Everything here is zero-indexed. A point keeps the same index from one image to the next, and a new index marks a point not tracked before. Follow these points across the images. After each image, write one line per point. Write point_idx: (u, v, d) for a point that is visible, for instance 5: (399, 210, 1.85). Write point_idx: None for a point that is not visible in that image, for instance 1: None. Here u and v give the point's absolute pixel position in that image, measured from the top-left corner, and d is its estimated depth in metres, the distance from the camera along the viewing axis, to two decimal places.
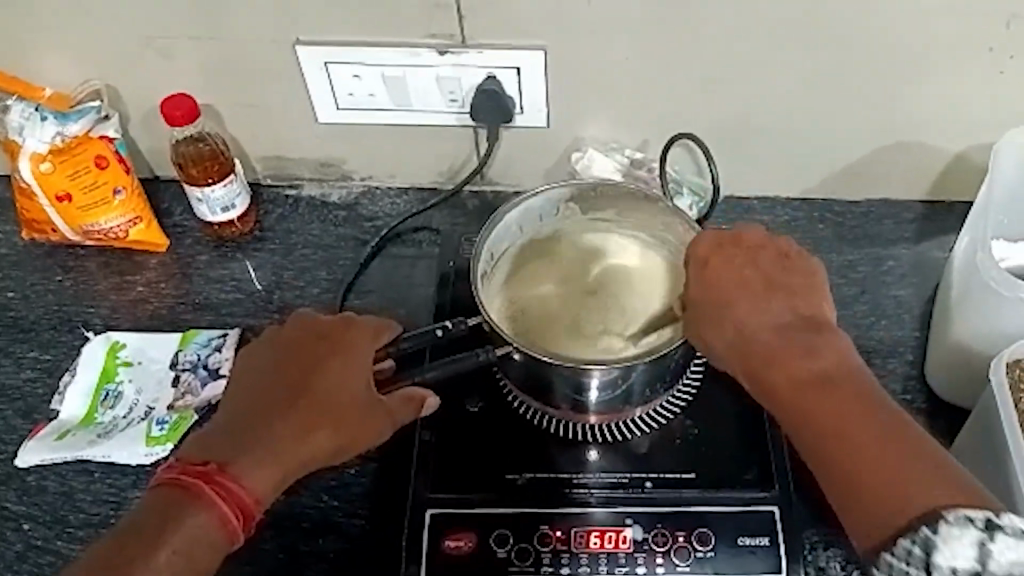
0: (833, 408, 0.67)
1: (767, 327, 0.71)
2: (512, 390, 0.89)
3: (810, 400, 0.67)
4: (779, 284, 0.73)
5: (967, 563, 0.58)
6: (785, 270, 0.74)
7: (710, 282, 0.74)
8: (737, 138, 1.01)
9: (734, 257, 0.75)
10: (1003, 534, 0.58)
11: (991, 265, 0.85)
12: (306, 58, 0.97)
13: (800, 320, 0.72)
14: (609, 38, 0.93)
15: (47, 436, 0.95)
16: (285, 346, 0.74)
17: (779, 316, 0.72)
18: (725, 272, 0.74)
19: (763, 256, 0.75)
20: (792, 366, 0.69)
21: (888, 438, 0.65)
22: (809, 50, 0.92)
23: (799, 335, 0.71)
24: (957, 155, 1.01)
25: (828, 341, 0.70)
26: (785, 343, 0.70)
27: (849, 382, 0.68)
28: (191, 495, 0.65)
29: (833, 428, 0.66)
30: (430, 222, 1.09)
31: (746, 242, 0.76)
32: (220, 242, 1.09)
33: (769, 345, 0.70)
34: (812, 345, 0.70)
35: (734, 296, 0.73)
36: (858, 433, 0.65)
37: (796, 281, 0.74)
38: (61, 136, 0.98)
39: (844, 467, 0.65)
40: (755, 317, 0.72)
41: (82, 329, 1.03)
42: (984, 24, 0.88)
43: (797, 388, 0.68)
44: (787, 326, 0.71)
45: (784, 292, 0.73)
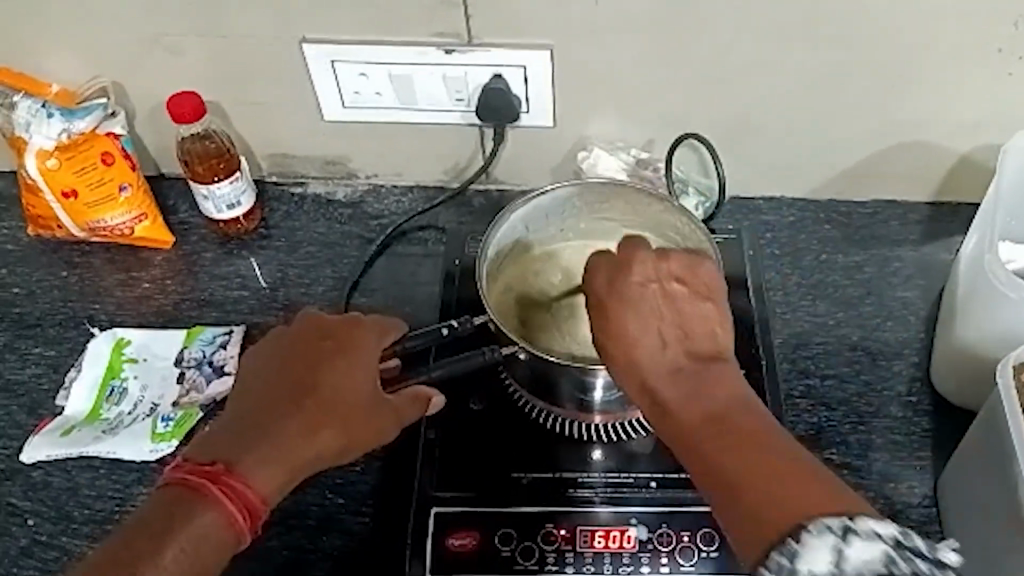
0: (723, 443, 0.63)
1: (664, 363, 0.67)
2: (518, 390, 0.90)
3: (700, 437, 0.64)
4: (676, 311, 0.69)
5: (825, 566, 0.56)
6: (685, 295, 0.70)
7: (609, 319, 0.70)
8: (742, 138, 1.01)
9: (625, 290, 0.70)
10: (857, 537, 0.56)
11: (997, 267, 0.85)
12: (312, 56, 0.97)
13: (697, 350, 0.68)
14: (615, 37, 0.93)
15: (52, 432, 0.96)
16: (292, 344, 0.74)
17: (675, 350, 0.67)
18: (623, 303, 0.70)
19: (657, 279, 0.70)
20: (685, 403, 0.65)
21: (772, 466, 0.61)
22: (816, 50, 0.92)
23: (694, 374, 0.66)
24: (963, 156, 1.00)
25: (722, 374, 0.66)
26: (680, 385, 0.66)
27: (740, 414, 0.64)
28: (197, 495, 0.65)
29: (721, 463, 0.62)
30: (435, 221, 1.09)
31: (642, 265, 0.71)
32: (225, 239, 1.09)
33: (665, 386, 0.66)
34: (706, 379, 0.66)
35: (632, 330, 0.68)
36: (743, 467, 0.61)
37: (694, 305, 0.69)
38: (67, 133, 0.98)
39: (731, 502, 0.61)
40: (653, 354, 0.67)
41: (87, 325, 1.03)
42: (991, 24, 0.88)
43: (692, 430, 0.64)
44: (682, 365, 0.67)
45: (680, 321, 0.68)
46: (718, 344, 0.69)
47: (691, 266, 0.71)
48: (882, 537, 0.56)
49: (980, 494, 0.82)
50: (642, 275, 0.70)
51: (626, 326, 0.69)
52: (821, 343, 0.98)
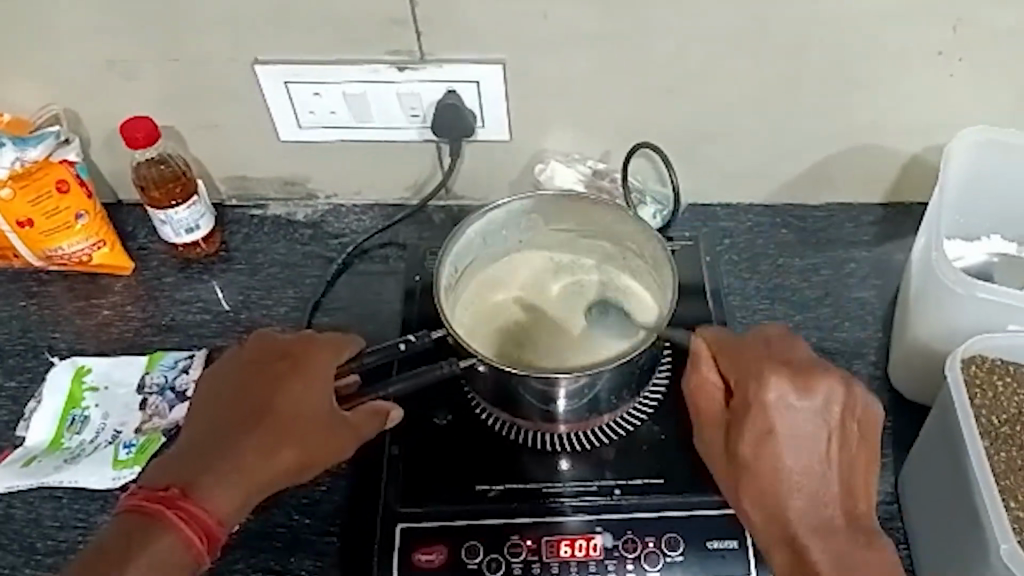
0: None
1: (821, 514, 0.72)
2: (479, 402, 0.89)
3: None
4: (841, 453, 0.73)
5: None
6: (849, 442, 0.73)
7: (772, 441, 0.72)
8: (696, 146, 1.02)
9: (793, 430, 0.72)
10: None
11: (944, 265, 0.87)
12: (265, 77, 0.97)
13: (850, 505, 0.73)
14: (566, 50, 0.94)
15: (12, 463, 0.95)
16: (251, 360, 0.74)
17: (834, 500, 0.72)
18: (787, 431, 0.72)
19: (829, 414, 0.73)
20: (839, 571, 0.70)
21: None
22: (764, 57, 0.94)
23: (847, 544, 0.71)
24: (911, 157, 1.03)
25: (872, 549, 0.71)
26: (834, 557, 0.70)
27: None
28: (152, 521, 0.65)
29: None
30: (396, 238, 1.09)
31: (813, 406, 0.72)
32: (185, 263, 1.09)
33: (820, 542, 0.71)
34: (868, 548, 0.71)
35: (792, 460, 0.72)
36: None
37: (860, 436, 0.74)
38: (21, 161, 0.97)
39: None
40: (808, 497, 0.72)
41: (47, 355, 1.03)
42: (931, 28, 0.91)
43: None
44: (833, 531, 0.71)
45: (842, 472, 0.73)
46: (870, 490, 0.73)
47: (858, 406, 0.74)
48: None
49: (935, 487, 0.84)
50: (816, 404, 0.72)
51: (789, 458, 0.72)
52: None
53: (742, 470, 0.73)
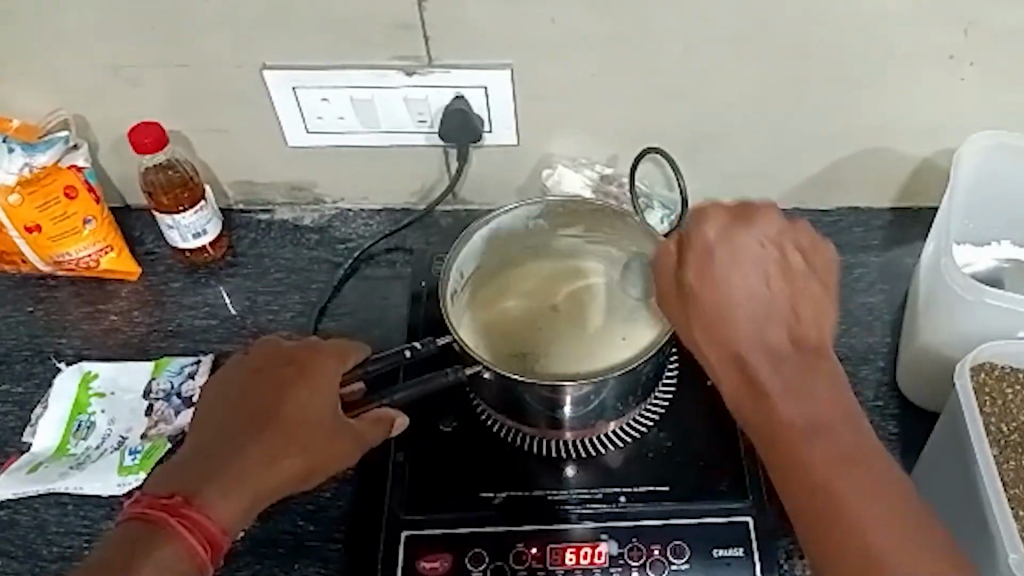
0: (828, 459, 0.64)
1: (770, 347, 0.67)
2: (485, 408, 0.89)
3: (803, 441, 0.64)
4: (789, 286, 0.68)
5: None
6: (798, 272, 0.69)
7: (713, 269, 0.69)
8: (704, 150, 1.02)
9: (735, 260, 0.69)
10: None
11: (952, 269, 0.86)
12: (272, 82, 0.97)
13: (803, 336, 0.68)
14: (575, 54, 0.94)
15: (18, 469, 0.95)
16: (255, 367, 0.74)
17: (783, 331, 0.67)
18: (728, 267, 0.69)
19: (771, 248, 0.69)
20: (795, 408, 0.65)
21: (875, 493, 0.63)
22: (772, 61, 0.93)
23: (795, 371, 0.66)
24: (921, 161, 1.02)
25: (823, 376, 0.66)
26: (780, 381, 0.66)
27: (845, 424, 0.65)
28: (156, 528, 0.65)
29: (829, 485, 0.63)
30: (403, 243, 1.09)
31: (756, 235, 0.69)
32: (192, 268, 1.09)
33: (773, 376, 0.66)
34: (820, 377, 0.66)
35: (734, 286, 0.68)
36: (848, 490, 0.63)
37: (810, 268, 0.69)
38: (29, 167, 0.98)
39: (832, 520, 0.62)
40: (757, 330, 0.67)
41: (54, 360, 1.03)
42: (942, 32, 0.90)
43: (797, 439, 0.64)
44: (781, 359, 0.67)
45: (792, 302, 0.68)
46: (825, 323, 0.68)
47: (802, 241, 0.70)
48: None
49: (943, 493, 0.83)
50: (759, 236, 0.69)
51: (738, 293, 0.68)
52: None
53: (693, 313, 0.70)
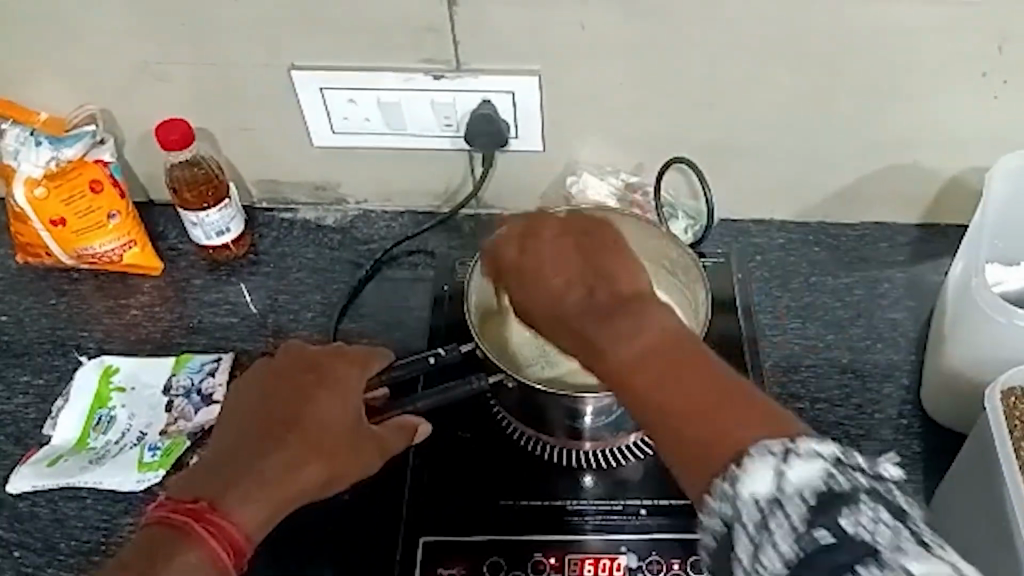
0: (664, 385, 0.62)
1: (586, 300, 0.67)
2: (507, 417, 0.89)
3: (633, 373, 0.63)
4: (583, 250, 0.70)
5: (767, 489, 0.55)
6: (591, 246, 0.71)
7: (527, 278, 0.71)
8: (731, 161, 1.01)
9: (536, 253, 0.71)
10: (797, 457, 0.55)
11: (981, 287, 0.85)
12: (300, 81, 0.97)
13: (617, 282, 0.68)
14: (603, 63, 0.93)
15: (38, 462, 0.95)
16: (276, 374, 0.74)
17: (592, 283, 0.68)
18: (537, 257, 0.71)
19: (563, 228, 0.73)
20: (624, 348, 0.64)
21: (701, 393, 0.61)
22: (795, 72, 0.92)
23: (618, 315, 0.65)
24: (950, 178, 1.01)
25: (648, 311, 0.65)
26: (603, 329, 0.65)
27: (674, 344, 0.63)
28: (181, 534, 0.65)
29: (659, 398, 0.61)
30: (425, 245, 1.09)
31: (549, 229, 0.73)
32: (215, 265, 1.09)
33: (597, 326, 0.65)
34: (638, 315, 0.65)
35: (548, 276, 0.70)
36: (672, 396, 0.61)
37: (604, 240, 0.71)
38: (55, 160, 0.99)
39: (681, 438, 0.60)
40: (571, 300, 0.68)
41: (75, 353, 1.03)
42: (976, 49, 0.89)
43: (629, 371, 0.63)
44: (603, 310, 0.66)
45: (592, 258, 0.70)
46: (632, 277, 0.68)
47: (585, 225, 0.73)
48: (821, 456, 0.55)
49: (968, 518, 0.82)
50: (551, 238, 0.72)
51: (546, 274, 0.70)
52: (811, 365, 0.98)
53: (528, 310, 0.71)
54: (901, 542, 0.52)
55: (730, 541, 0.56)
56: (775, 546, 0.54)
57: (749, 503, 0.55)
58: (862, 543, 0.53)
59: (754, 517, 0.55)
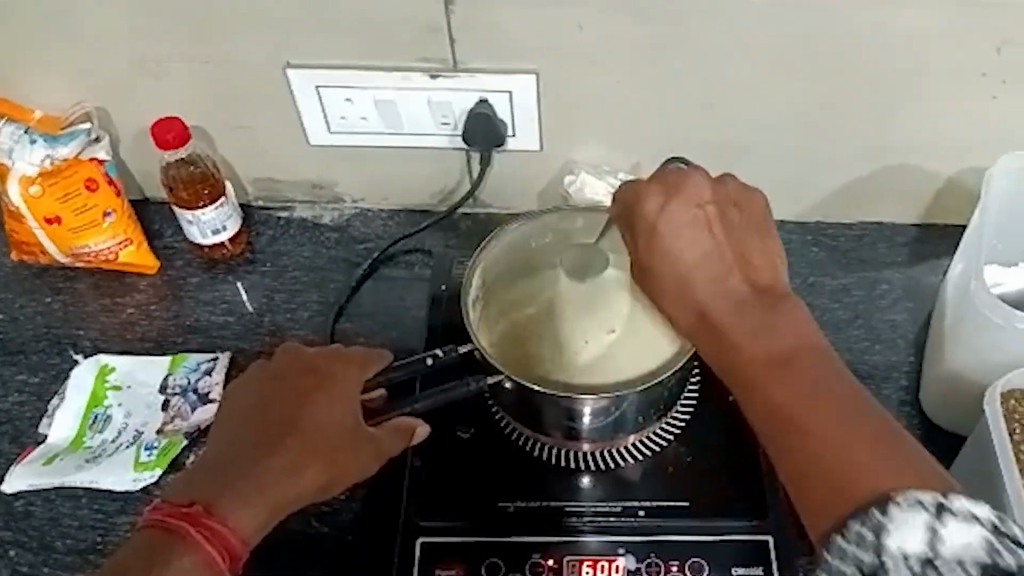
0: (795, 390, 0.64)
1: (725, 293, 0.70)
2: (505, 417, 0.88)
3: (763, 378, 0.65)
4: (726, 233, 0.72)
5: (918, 547, 0.55)
6: (737, 223, 0.72)
7: (660, 241, 0.72)
8: (729, 161, 1.01)
9: (678, 219, 0.72)
10: (953, 517, 0.56)
11: (980, 288, 0.85)
12: (296, 80, 0.96)
13: (759, 281, 0.70)
14: (600, 62, 0.93)
15: (34, 460, 0.95)
16: (274, 376, 0.74)
17: (735, 275, 0.71)
18: (671, 227, 0.72)
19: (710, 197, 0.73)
20: (760, 347, 0.67)
21: (835, 414, 0.62)
22: (795, 72, 0.92)
23: (753, 312, 0.68)
24: (947, 179, 1.01)
25: (783, 315, 0.68)
26: (740, 322, 0.68)
27: (812, 360, 0.65)
28: (176, 537, 0.65)
29: (790, 410, 0.64)
30: (422, 244, 1.08)
31: (697, 187, 0.73)
32: (211, 264, 1.08)
33: (735, 319, 0.68)
34: (776, 317, 0.68)
35: (685, 251, 0.71)
36: (806, 409, 0.63)
37: (750, 218, 0.73)
38: (50, 159, 0.98)
39: (805, 447, 0.62)
40: (709, 283, 0.70)
41: (71, 352, 1.03)
42: (975, 50, 0.89)
43: (763, 374, 0.66)
44: (743, 304, 0.69)
45: (735, 247, 0.71)
46: (770, 264, 0.71)
47: (739, 195, 0.74)
48: (979, 520, 0.56)
49: None
50: (691, 207, 0.72)
51: (686, 253, 0.71)
52: None
53: (653, 283, 0.73)
54: None
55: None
56: None
57: (897, 558, 0.55)
58: None
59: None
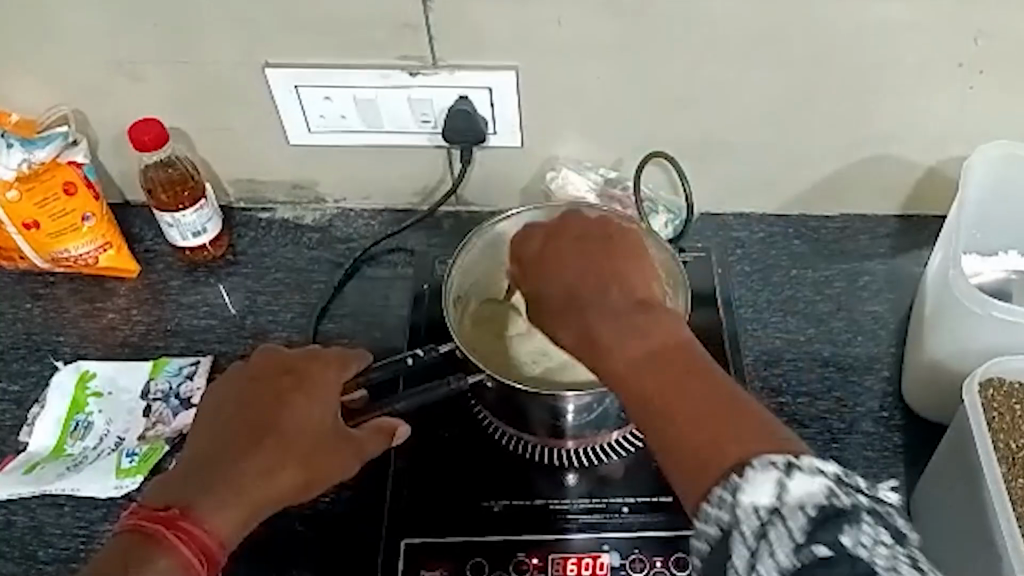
0: (664, 380, 0.65)
1: (604, 302, 0.71)
2: (489, 417, 0.88)
3: (638, 375, 0.66)
4: (602, 256, 0.74)
5: (768, 500, 0.57)
6: (617, 246, 0.75)
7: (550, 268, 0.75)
8: (709, 155, 1.01)
9: (564, 248, 0.76)
10: (800, 472, 0.57)
11: (960, 279, 0.85)
12: (274, 79, 0.96)
13: (638, 294, 0.71)
14: (578, 58, 0.93)
15: (15, 469, 0.94)
16: (251, 379, 0.74)
17: (614, 288, 0.72)
18: (554, 258, 0.76)
19: (587, 233, 0.77)
20: (631, 351, 0.67)
21: (704, 402, 0.63)
22: (773, 65, 0.92)
23: (633, 319, 0.69)
24: (928, 169, 1.01)
25: (659, 321, 0.69)
26: (618, 326, 0.69)
27: (684, 358, 0.66)
28: (152, 540, 0.64)
29: (663, 402, 0.64)
30: (405, 244, 1.08)
31: (578, 223, 0.78)
32: (192, 267, 1.08)
33: (611, 329, 0.69)
34: (651, 321, 0.69)
35: (567, 273, 0.74)
36: (675, 400, 0.64)
37: (631, 242, 0.76)
38: (27, 163, 0.97)
39: (676, 436, 0.63)
40: (590, 296, 0.72)
41: (51, 358, 1.02)
42: (952, 40, 0.89)
43: (635, 370, 0.66)
44: (620, 310, 0.70)
45: (613, 266, 0.73)
46: (647, 283, 0.73)
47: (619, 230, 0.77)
48: (823, 472, 0.57)
49: (948, 509, 0.83)
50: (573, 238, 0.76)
51: (569, 276, 0.74)
52: (793, 359, 0.98)
53: (541, 308, 0.75)
54: (900, 565, 0.54)
55: (725, 547, 0.57)
56: (773, 557, 0.55)
57: (749, 511, 0.57)
58: (862, 563, 0.54)
59: (754, 526, 0.56)
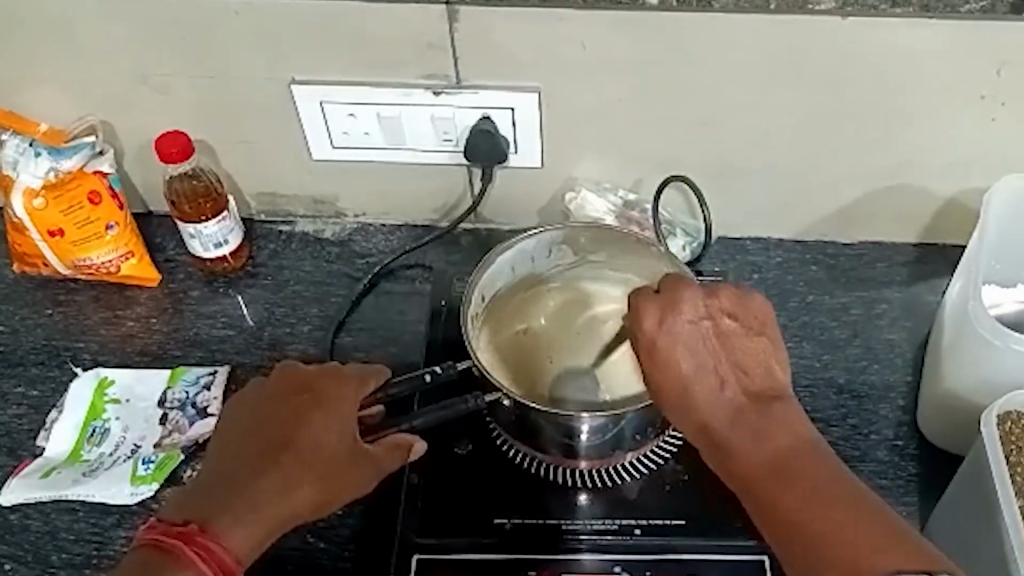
0: (790, 486, 0.68)
1: (725, 400, 0.71)
2: (503, 434, 0.88)
3: (767, 480, 0.68)
4: (722, 345, 0.73)
5: None
6: (735, 333, 0.74)
7: (665, 358, 0.73)
8: (729, 180, 1.02)
9: (681, 333, 0.73)
10: None
11: (979, 310, 0.85)
12: (300, 95, 0.97)
13: (756, 387, 0.72)
14: (602, 81, 0.94)
15: (31, 473, 0.95)
16: (270, 395, 0.74)
17: (733, 384, 0.72)
18: (674, 342, 0.73)
19: (705, 314, 0.74)
20: (755, 452, 0.69)
21: (832, 512, 0.66)
22: (796, 93, 0.93)
23: (755, 420, 0.70)
24: (947, 199, 1.01)
25: (781, 418, 0.71)
26: (740, 428, 0.70)
27: (807, 461, 0.69)
28: (170, 558, 0.65)
29: (791, 509, 0.67)
30: (423, 259, 1.08)
31: (691, 302, 0.74)
32: (212, 278, 1.08)
33: (732, 432, 0.70)
34: (772, 420, 0.70)
35: (686, 366, 0.72)
36: (802, 507, 0.67)
37: (749, 322, 0.74)
38: (55, 171, 0.99)
39: (805, 544, 0.66)
40: (710, 394, 0.72)
41: (70, 364, 1.03)
42: (974, 73, 0.89)
43: (761, 476, 0.69)
44: (740, 409, 0.71)
45: (733, 357, 0.73)
46: (765, 373, 0.73)
47: (735, 304, 0.75)
48: None
49: (963, 541, 0.82)
50: (689, 321, 0.73)
51: (687, 370, 0.72)
52: (808, 385, 0.98)
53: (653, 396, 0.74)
54: None
55: None
56: None
57: None
58: None
59: None
